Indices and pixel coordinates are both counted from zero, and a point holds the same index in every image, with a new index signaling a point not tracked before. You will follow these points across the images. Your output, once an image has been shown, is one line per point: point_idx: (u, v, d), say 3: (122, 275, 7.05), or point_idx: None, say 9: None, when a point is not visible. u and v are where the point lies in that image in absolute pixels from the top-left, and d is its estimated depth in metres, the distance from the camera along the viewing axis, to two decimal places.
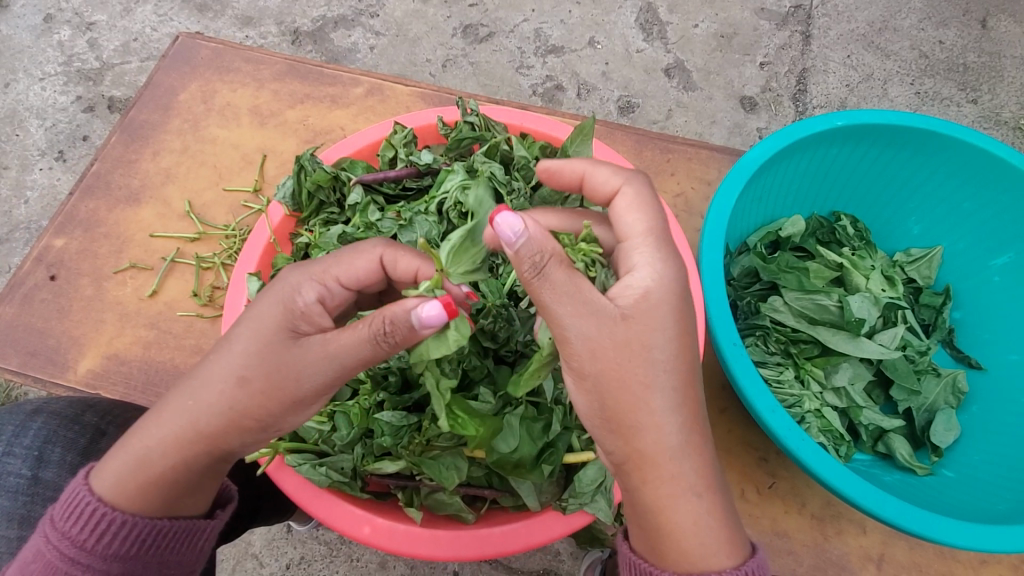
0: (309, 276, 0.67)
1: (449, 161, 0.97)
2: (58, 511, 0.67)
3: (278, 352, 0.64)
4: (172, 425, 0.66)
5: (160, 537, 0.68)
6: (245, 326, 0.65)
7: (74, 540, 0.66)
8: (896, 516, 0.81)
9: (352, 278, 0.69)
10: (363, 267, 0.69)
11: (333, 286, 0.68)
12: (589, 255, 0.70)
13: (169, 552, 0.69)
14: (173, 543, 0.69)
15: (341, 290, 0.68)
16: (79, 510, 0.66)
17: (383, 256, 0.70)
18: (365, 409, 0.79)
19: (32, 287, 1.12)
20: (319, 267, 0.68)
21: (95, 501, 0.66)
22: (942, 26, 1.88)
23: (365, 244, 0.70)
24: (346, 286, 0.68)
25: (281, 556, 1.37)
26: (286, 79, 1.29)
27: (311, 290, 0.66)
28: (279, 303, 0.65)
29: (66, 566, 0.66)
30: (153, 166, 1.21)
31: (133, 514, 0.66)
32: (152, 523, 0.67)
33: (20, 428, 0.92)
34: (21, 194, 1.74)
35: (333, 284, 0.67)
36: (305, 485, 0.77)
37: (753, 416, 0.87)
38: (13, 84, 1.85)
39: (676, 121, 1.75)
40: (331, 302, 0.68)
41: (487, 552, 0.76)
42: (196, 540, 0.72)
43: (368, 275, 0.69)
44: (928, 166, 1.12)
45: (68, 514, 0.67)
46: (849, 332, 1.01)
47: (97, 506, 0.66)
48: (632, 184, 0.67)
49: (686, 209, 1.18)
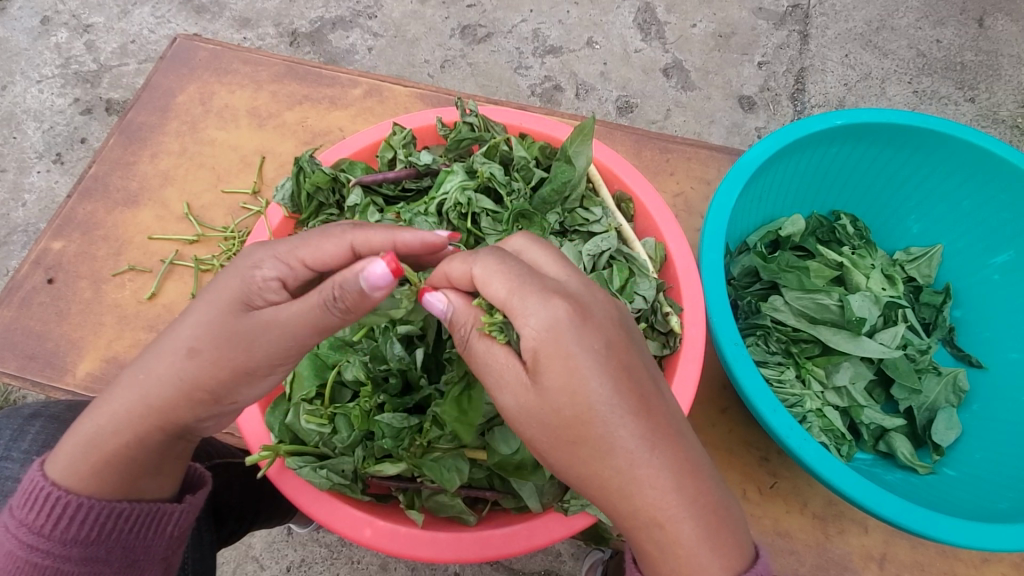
0: (275, 254, 0.65)
1: (449, 161, 0.97)
2: (16, 499, 0.67)
3: (231, 324, 0.63)
4: (122, 397, 0.65)
5: (122, 520, 0.68)
6: (199, 304, 0.64)
7: (32, 526, 0.66)
8: (896, 515, 0.81)
9: (317, 260, 0.65)
10: (331, 250, 0.65)
11: (297, 268, 0.65)
12: (494, 325, 0.61)
13: (134, 536, 0.69)
14: (136, 526, 0.68)
15: (305, 272, 0.66)
16: (35, 497, 0.66)
17: (353, 243, 0.65)
18: (365, 411, 0.78)
19: (30, 290, 1.12)
20: (287, 246, 0.65)
21: (50, 486, 0.66)
22: (939, 25, 1.88)
23: (337, 228, 0.66)
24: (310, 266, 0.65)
25: (281, 559, 1.36)
26: (284, 81, 1.29)
27: (272, 267, 0.65)
28: (236, 278, 0.65)
29: (27, 553, 0.66)
30: (151, 168, 1.21)
31: (91, 498, 0.66)
32: (112, 506, 0.67)
33: (18, 431, 0.91)
34: (19, 196, 1.73)
35: (299, 264, 0.65)
36: (305, 488, 0.77)
37: (755, 417, 0.87)
38: (10, 86, 1.84)
39: (675, 120, 1.75)
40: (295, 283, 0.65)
41: (489, 555, 0.75)
42: (163, 524, 0.71)
43: (335, 259, 0.65)
44: (928, 164, 1.12)
45: (25, 502, 0.66)
46: (850, 332, 1.01)
47: (52, 490, 0.65)
48: (480, 263, 0.61)
49: (686, 208, 1.18)
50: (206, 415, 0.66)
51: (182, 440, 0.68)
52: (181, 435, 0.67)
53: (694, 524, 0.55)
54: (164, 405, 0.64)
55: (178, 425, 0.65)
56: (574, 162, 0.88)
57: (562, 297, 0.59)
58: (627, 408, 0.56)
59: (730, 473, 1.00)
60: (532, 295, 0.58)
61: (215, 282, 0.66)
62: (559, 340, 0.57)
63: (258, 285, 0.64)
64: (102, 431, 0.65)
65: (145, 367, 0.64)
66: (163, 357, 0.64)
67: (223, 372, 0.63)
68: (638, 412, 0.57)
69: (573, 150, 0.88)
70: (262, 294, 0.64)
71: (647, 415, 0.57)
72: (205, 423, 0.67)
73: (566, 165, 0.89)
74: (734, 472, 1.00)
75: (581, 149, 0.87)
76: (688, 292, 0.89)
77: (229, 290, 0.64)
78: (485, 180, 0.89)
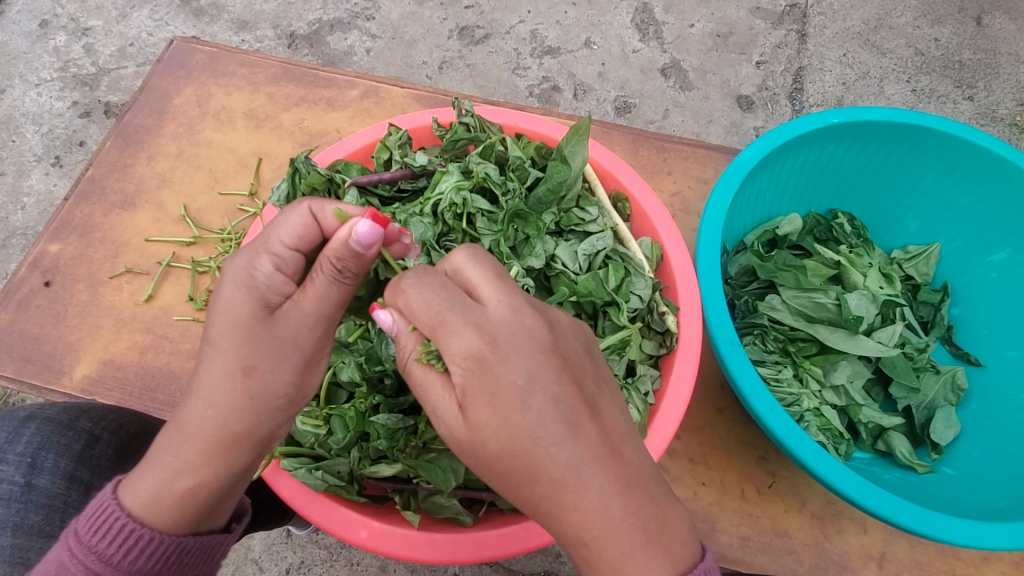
0: (252, 250, 0.66)
1: (445, 162, 0.96)
2: (81, 524, 0.62)
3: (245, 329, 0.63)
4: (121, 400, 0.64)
5: (186, 555, 0.64)
6: (228, 319, 0.64)
7: (100, 556, 0.61)
8: (893, 513, 0.81)
9: (292, 236, 0.67)
10: (297, 223, 0.67)
11: (282, 253, 0.66)
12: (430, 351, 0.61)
13: (191, 569, 0.66)
14: (195, 559, 0.66)
15: (290, 253, 0.67)
16: (106, 525, 0.62)
17: (311, 208, 0.68)
18: (360, 413, 0.79)
19: (27, 293, 1.12)
20: (262, 240, 0.67)
21: (125, 517, 0.62)
22: (937, 24, 1.88)
23: (291, 204, 0.69)
24: (293, 247, 0.67)
25: (281, 561, 1.36)
26: (280, 83, 1.29)
27: (263, 262, 0.65)
28: (240, 285, 0.64)
29: None
30: (148, 170, 1.21)
31: (164, 532, 0.62)
32: (181, 541, 0.63)
33: (14, 433, 0.91)
34: (18, 199, 1.73)
35: (281, 250, 0.66)
36: (300, 489, 0.76)
37: (751, 416, 0.86)
38: (9, 90, 1.84)
39: (673, 120, 1.75)
40: (289, 267, 0.67)
41: (485, 556, 0.75)
42: (214, 555, 0.68)
43: (309, 230, 0.68)
44: (925, 162, 1.12)
45: (94, 528, 0.62)
46: (847, 330, 1.01)
47: (125, 522, 0.62)
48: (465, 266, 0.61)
49: (683, 208, 1.18)
50: (288, 417, 0.67)
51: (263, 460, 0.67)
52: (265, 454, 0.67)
53: (633, 536, 0.55)
54: (249, 427, 0.63)
55: (266, 440, 0.65)
56: (569, 161, 0.88)
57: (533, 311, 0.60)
58: (567, 422, 0.56)
59: (728, 473, 0.99)
60: (454, 322, 0.58)
61: (223, 306, 0.64)
62: (494, 368, 0.57)
63: (263, 279, 0.65)
64: (162, 467, 0.62)
65: (214, 414, 0.62)
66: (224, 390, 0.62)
67: (279, 372, 0.64)
68: (576, 426, 0.57)
69: (569, 150, 0.88)
70: (270, 293, 0.65)
71: (589, 429, 0.57)
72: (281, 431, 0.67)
73: (562, 165, 0.89)
74: (732, 472, 0.99)
75: (576, 149, 0.88)
76: (683, 291, 0.88)
77: (240, 304, 0.64)
78: (480, 181, 0.89)
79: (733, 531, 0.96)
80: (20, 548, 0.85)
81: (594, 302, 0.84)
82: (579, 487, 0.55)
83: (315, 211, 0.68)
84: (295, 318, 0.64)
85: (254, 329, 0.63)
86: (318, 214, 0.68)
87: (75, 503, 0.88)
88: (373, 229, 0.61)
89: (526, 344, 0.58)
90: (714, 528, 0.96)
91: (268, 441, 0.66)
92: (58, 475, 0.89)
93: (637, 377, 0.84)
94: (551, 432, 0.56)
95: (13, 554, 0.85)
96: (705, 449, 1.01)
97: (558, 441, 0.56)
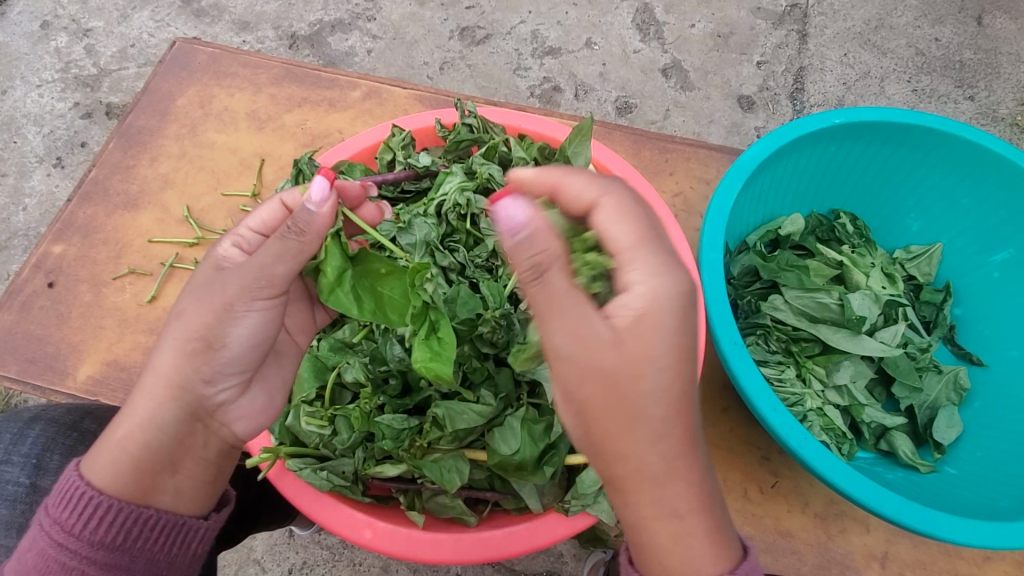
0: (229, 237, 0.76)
1: (448, 163, 0.97)
2: (52, 498, 0.65)
3: None
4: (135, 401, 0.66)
5: (148, 528, 0.64)
6: (191, 286, 0.70)
7: (64, 525, 0.64)
8: (897, 513, 0.81)
9: (259, 221, 0.75)
10: (267, 210, 0.76)
11: (247, 235, 0.74)
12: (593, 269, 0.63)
13: (159, 549, 0.65)
14: (160, 538, 0.65)
15: (256, 236, 0.75)
16: (70, 496, 0.64)
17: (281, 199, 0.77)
18: (365, 413, 0.78)
19: (30, 295, 1.12)
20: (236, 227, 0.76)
21: (85, 486, 0.64)
22: (938, 24, 1.89)
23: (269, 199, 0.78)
24: (258, 232, 0.75)
25: (283, 561, 1.36)
26: (283, 84, 1.29)
27: (228, 243, 0.74)
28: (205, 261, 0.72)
29: (57, 555, 0.64)
30: (151, 171, 1.21)
31: (120, 500, 0.64)
32: (139, 511, 0.64)
33: (18, 435, 0.91)
34: (19, 201, 1.73)
35: (247, 234, 0.74)
36: (304, 489, 0.77)
37: (755, 415, 0.86)
38: (11, 91, 1.85)
39: (674, 120, 1.75)
40: (251, 249, 0.74)
41: (490, 556, 0.75)
42: (188, 541, 0.67)
43: (274, 217, 0.76)
44: (927, 162, 1.12)
45: (61, 501, 0.64)
46: (850, 330, 1.01)
47: (86, 490, 0.64)
48: (610, 194, 0.63)
49: (685, 208, 1.18)
50: (218, 374, 0.68)
51: (206, 426, 0.69)
52: (199, 415, 0.68)
53: None
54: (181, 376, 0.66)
55: (194, 396, 0.67)
56: (572, 162, 0.88)
57: None
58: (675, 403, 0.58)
59: (731, 473, 0.99)
60: (654, 258, 0.60)
61: (193, 277, 0.71)
62: (665, 323, 0.58)
63: (221, 254, 0.72)
64: (109, 427, 0.67)
65: None
66: (168, 348, 0.67)
67: None
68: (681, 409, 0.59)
69: (572, 150, 0.88)
70: (223, 260, 0.72)
71: None
72: (221, 392, 0.69)
73: (565, 165, 0.89)
74: (735, 472, 1.00)
75: (579, 149, 0.88)
76: None
77: None
78: (484, 181, 0.89)
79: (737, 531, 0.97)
80: None
81: None
82: None
83: (285, 201, 0.76)
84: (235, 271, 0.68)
85: (203, 288, 0.68)
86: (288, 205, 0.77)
87: None
88: (326, 188, 0.70)
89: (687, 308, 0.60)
90: None
91: (198, 399, 0.67)
92: (63, 476, 0.89)
93: None
94: None
95: None
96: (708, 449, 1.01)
97: None
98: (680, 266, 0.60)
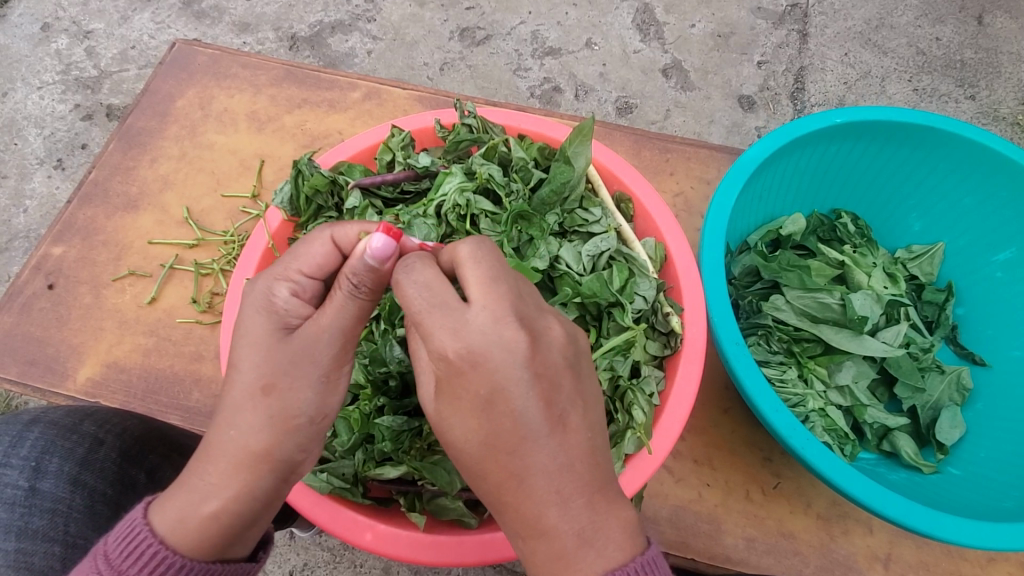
0: (274, 276, 0.65)
1: (448, 163, 0.96)
2: (113, 548, 0.58)
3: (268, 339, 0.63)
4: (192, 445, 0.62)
5: None
6: (253, 345, 0.62)
7: None
8: (900, 515, 0.80)
9: (311, 264, 0.66)
10: (320, 252, 0.67)
11: (299, 279, 0.66)
12: None
13: None
14: None
15: (309, 281, 0.66)
16: (139, 550, 0.58)
17: (335, 238, 0.68)
18: (365, 414, 0.80)
19: (30, 297, 1.11)
20: (280, 267, 0.66)
21: (156, 543, 0.58)
22: (939, 23, 1.88)
23: (314, 232, 0.68)
24: (312, 276, 0.67)
25: (284, 563, 1.36)
26: (282, 85, 1.29)
27: (282, 288, 0.65)
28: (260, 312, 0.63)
29: None
30: (151, 173, 1.21)
31: (192, 558, 0.58)
32: (210, 567, 0.59)
33: (18, 438, 0.91)
34: (20, 203, 1.73)
35: (300, 277, 0.66)
36: (306, 492, 0.75)
37: (757, 416, 0.86)
38: (11, 93, 1.85)
39: (675, 120, 1.75)
40: (305, 294, 0.66)
41: (491, 557, 0.75)
42: None
43: (329, 261, 0.67)
44: (929, 161, 1.12)
45: (124, 551, 0.58)
46: (852, 330, 1.00)
47: (158, 549, 0.58)
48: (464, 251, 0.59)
49: (686, 208, 1.18)
50: (314, 439, 0.63)
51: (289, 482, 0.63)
52: None
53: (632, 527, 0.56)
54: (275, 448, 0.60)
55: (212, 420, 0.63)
56: (572, 162, 0.88)
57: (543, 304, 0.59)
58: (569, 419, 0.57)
59: (733, 474, 0.99)
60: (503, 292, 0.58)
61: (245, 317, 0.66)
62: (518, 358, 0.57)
63: (283, 306, 0.64)
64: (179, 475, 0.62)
65: (233, 424, 0.61)
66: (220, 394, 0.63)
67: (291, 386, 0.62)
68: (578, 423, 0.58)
69: (573, 151, 0.88)
70: (290, 316, 0.64)
71: (585, 429, 0.57)
72: None
73: (565, 166, 0.89)
74: (737, 473, 0.99)
75: (580, 149, 0.88)
76: (688, 290, 0.89)
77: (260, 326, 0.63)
78: (484, 182, 0.89)
79: (738, 532, 0.96)
80: (23, 552, 0.85)
81: (598, 303, 0.83)
82: (582, 486, 0.56)
83: (339, 240, 0.68)
84: (309, 330, 0.62)
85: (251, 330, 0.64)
86: (342, 245, 0.68)
87: (79, 506, 0.88)
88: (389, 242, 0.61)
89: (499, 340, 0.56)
90: (719, 529, 0.96)
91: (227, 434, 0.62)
92: (62, 479, 0.89)
93: (642, 378, 0.84)
94: (552, 434, 0.56)
95: (17, 559, 0.84)
96: (709, 450, 1.00)
97: (550, 442, 0.56)
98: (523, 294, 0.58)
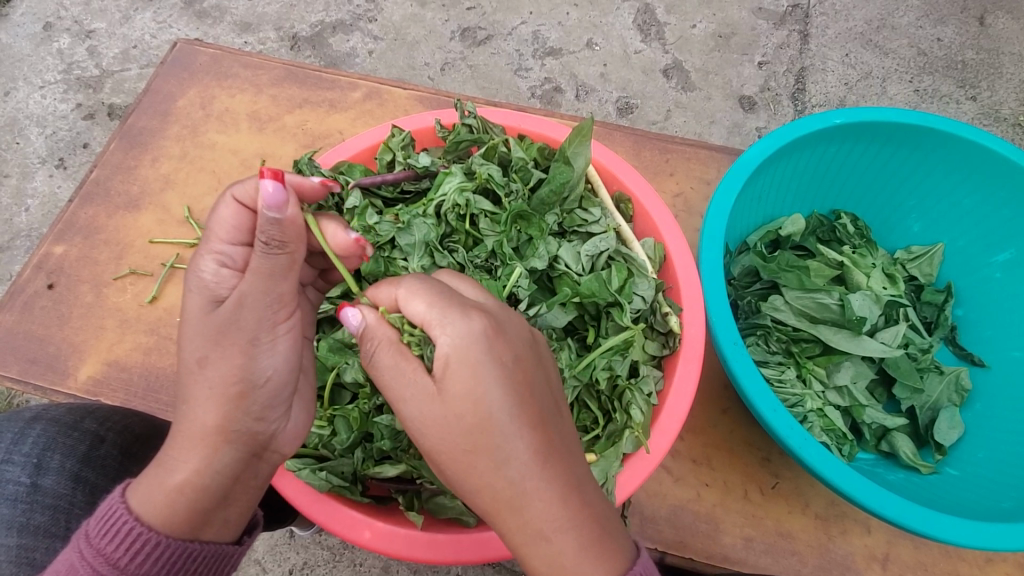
0: (201, 254, 0.67)
1: (447, 163, 0.97)
2: (92, 526, 0.62)
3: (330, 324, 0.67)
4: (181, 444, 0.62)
5: (191, 560, 0.62)
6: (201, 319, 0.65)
7: (108, 558, 0.60)
8: (896, 515, 0.81)
9: (226, 231, 0.67)
10: (228, 216, 0.67)
11: (224, 249, 0.67)
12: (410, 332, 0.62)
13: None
14: (202, 567, 0.63)
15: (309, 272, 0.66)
16: (115, 528, 0.60)
17: (234, 197, 0.67)
18: (364, 413, 0.80)
19: (31, 295, 1.12)
20: (204, 244, 0.67)
21: (132, 520, 0.61)
22: (940, 24, 1.88)
23: (217, 202, 0.68)
24: (232, 243, 0.67)
25: (283, 561, 1.36)
26: (284, 84, 1.29)
27: (209, 263, 0.66)
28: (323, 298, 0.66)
29: None
30: (152, 172, 1.21)
31: (167, 536, 0.61)
32: (186, 545, 0.61)
33: (19, 435, 0.91)
34: (21, 202, 1.73)
35: (224, 247, 0.67)
36: (305, 490, 0.76)
37: (754, 415, 0.86)
38: (13, 92, 1.85)
39: (675, 121, 1.75)
40: (237, 261, 0.67)
41: (488, 556, 0.75)
42: (225, 566, 0.66)
43: (242, 220, 0.67)
44: (929, 162, 1.12)
45: (102, 531, 0.61)
46: (850, 330, 1.01)
47: (133, 525, 0.60)
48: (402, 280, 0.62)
49: (686, 208, 1.18)
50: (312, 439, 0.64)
51: (263, 460, 0.67)
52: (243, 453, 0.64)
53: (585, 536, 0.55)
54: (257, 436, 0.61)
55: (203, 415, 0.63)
56: (572, 162, 0.89)
57: (478, 312, 0.60)
58: None
59: (731, 475, 0.99)
60: (450, 310, 0.59)
61: None
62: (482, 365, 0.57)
63: (213, 282, 0.65)
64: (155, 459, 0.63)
65: None
66: (207, 391, 0.63)
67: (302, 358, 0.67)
68: None
69: (572, 151, 0.88)
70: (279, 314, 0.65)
71: None
72: (272, 423, 0.66)
73: (564, 166, 0.89)
74: (735, 474, 0.99)
75: (579, 150, 0.88)
76: (686, 290, 0.89)
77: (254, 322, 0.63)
78: (483, 182, 0.89)
79: (737, 532, 0.96)
80: (24, 548, 0.86)
81: (597, 302, 0.83)
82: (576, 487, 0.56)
83: (239, 197, 0.67)
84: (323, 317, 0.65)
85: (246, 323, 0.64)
86: (242, 199, 0.67)
87: (80, 503, 0.88)
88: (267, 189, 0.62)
89: (489, 333, 0.59)
90: (717, 528, 0.96)
91: (224, 431, 0.63)
92: (63, 475, 0.89)
93: (640, 378, 0.84)
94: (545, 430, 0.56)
95: (18, 554, 0.85)
96: (708, 450, 1.00)
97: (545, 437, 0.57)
98: (471, 310, 0.60)
